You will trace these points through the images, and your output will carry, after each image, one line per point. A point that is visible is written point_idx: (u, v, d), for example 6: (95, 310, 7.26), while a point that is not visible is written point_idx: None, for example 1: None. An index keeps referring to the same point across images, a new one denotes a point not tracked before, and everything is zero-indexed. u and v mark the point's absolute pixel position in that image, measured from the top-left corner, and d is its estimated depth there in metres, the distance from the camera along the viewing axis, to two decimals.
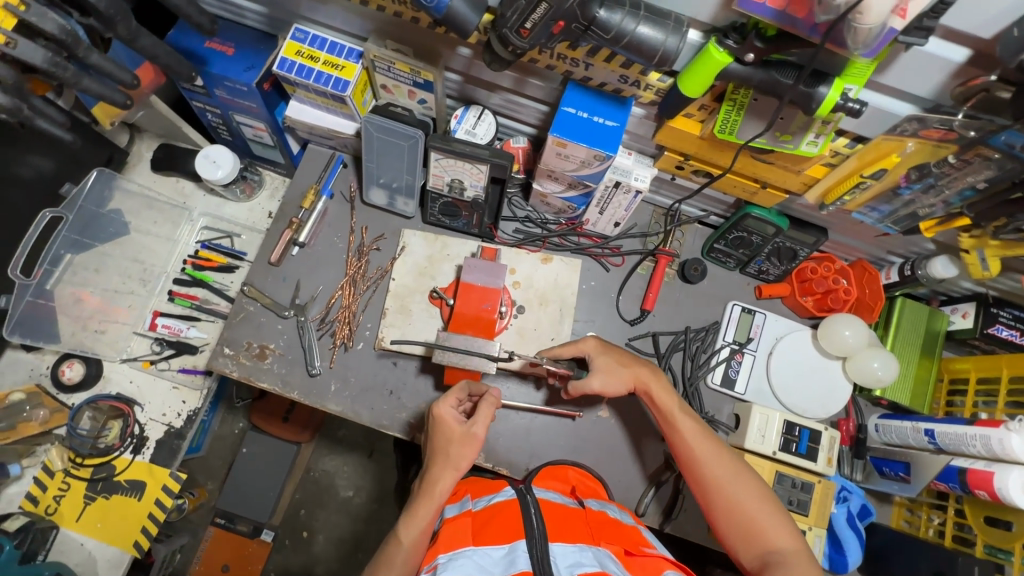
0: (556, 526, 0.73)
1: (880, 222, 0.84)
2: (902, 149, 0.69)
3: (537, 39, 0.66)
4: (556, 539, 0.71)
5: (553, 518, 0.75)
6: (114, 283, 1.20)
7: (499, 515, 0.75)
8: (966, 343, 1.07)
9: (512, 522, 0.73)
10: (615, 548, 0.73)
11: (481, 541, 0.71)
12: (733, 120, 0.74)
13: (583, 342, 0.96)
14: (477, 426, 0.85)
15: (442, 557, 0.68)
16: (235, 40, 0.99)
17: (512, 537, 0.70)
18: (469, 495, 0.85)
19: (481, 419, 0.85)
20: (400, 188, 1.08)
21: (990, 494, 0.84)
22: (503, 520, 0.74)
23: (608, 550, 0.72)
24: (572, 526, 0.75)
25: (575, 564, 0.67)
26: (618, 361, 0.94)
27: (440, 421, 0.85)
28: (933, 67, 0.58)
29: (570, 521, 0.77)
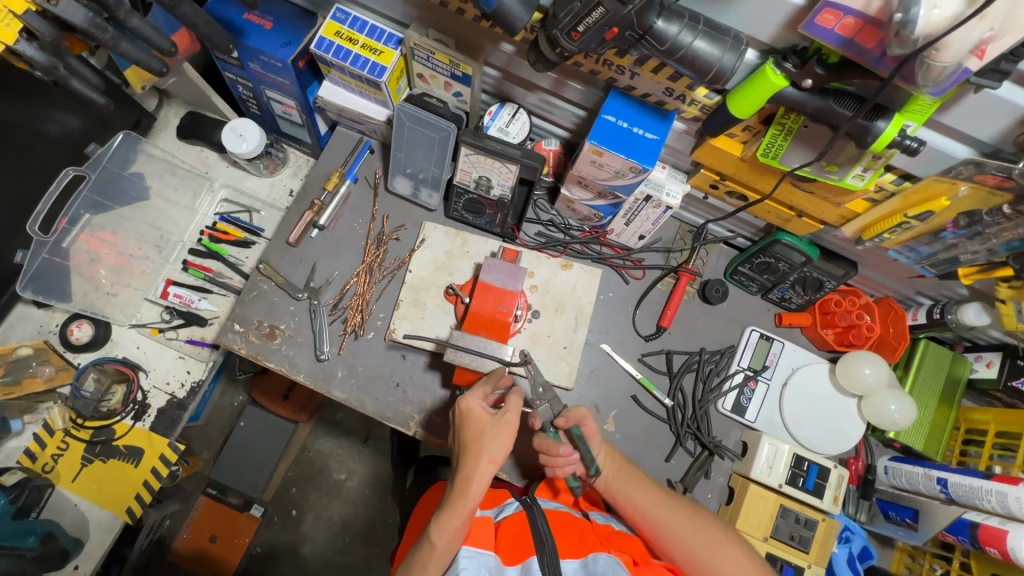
0: (566, 543, 0.78)
1: (917, 263, 0.82)
2: (954, 192, 0.67)
3: (588, 44, 0.64)
4: (567, 557, 0.76)
5: (562, 533, 0.80)
6: (130, 246, 1.19)
7: (510, 528, 0.79)
8: (987, 393, 1.04)
9: (522, 538, 0.78)
10: (626, 557, 0.78)
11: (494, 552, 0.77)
12: (778, 145, 0.71)
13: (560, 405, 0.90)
14: (508, 415, 0.83)
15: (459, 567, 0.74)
16: (275, 14, 0.98)
17: (524, 553, 0.76)
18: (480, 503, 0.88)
19: (514, 404, 0.84)
20: (426, 180, 1.06)
21: (1001, 553, 0.81)
22: (514, 533, 0.79)
23: (619, 559, 0.76)
24: (582, 538, 0.79)
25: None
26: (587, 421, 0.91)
27: (471, 414, 0.82)
28: (1000, 112, 0.56)
29: (578, 532, 0.81)
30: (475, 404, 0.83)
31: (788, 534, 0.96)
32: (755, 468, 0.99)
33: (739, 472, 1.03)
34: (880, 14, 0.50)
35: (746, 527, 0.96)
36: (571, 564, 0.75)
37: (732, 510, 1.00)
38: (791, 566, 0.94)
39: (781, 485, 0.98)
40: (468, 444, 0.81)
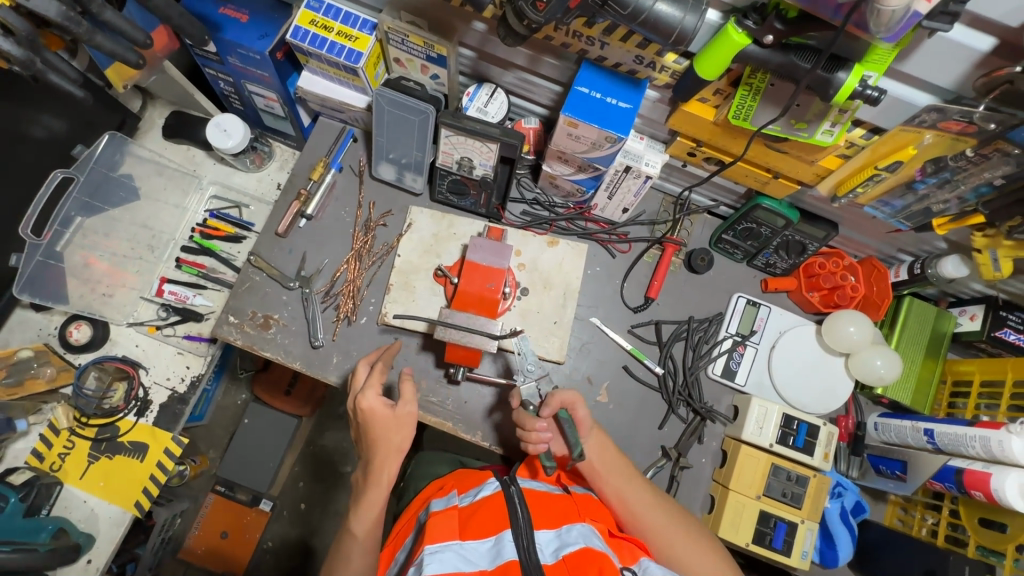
0: (541, 515, 0.79)
1: (892, 217, 0.83)
2: (920, 141, 0.68)
3: (553, 14, 0.66)
4: (541, 527, 0.76)
5: (538, 506, 0.80)
6: (123, 247, 1.21)
7: (484, 507, 0.80)
8: (972, 346, 1.06)
9: (497, 515, 0.78)
10: (599, 526, 0.79)
11: (467, 534, 0.76)
12: (747, 106, 0.73)
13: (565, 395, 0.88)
14: (405, 406, 0.88)
15: (429, 548, 0.72)
16: (250, 7, 0.99)
17: (498, 527, 0.76)
18: (455, 490, 0.90)
19: (405, 394, 0.89)
20: (409, 164, 1.07)
21: (986, 495, 0.84)
22: (488, 511, 0.79)
23: (592, 526, 0.78)
24: (557, 510, 0.80)
25: (559, 548, 0.72)
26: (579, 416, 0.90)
27: (365, 411, 0.87)
28: (956, 56, 0.57)
29: (556, 505, 0.81)
30: (371, 400, 0.87)
31: (781, 492, 0.98)
32: (746, 430, 1.01)
33: (731, 436, 1.05)
34: None
35: (739, 487, 0.98)
36: (546, 534, 0.75)
37: (726, 472, 1.01)
38: (784, 523, 0.96)
39: (772, 445, 0.99)
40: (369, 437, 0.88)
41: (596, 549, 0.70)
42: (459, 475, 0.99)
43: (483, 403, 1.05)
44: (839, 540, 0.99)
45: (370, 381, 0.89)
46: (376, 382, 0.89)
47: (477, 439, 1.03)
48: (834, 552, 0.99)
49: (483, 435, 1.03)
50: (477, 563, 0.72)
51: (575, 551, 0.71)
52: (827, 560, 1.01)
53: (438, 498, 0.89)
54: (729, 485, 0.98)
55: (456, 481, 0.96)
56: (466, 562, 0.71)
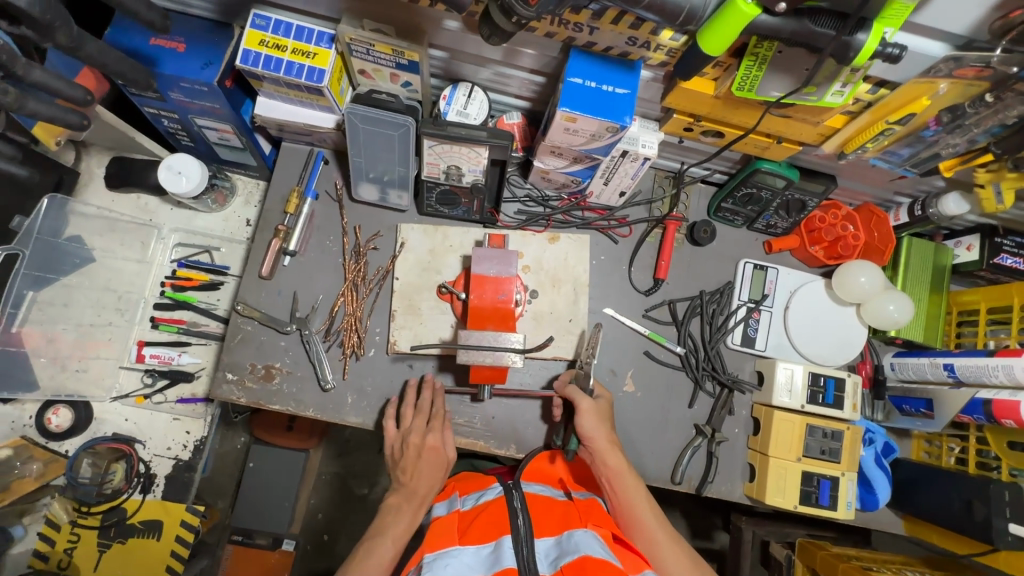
0: (542, 523, 0.77)
1: (900, 165, 0.83)
2: (935, 90, 0.66)
3: (545, 6, 0.60)
4: (542, 535, 0.75)
5: (540, 514, 0.80)
6: (89, 316, 1.09)
7: (488, 511, 0.79)
8: (972, 274, 1.08)
9: (498, 520, 0.76)
10: (603, 530, 0.75)
11: (467, 540, 0.73)
12: (753, 76, 0.69)
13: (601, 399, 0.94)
14: (448, 449, 0.93)
15: (429, 556, 0.69)
16: (186, 33, 0.88)
17: (497, 533, 0.73)
18: (456, 493, 0.91)
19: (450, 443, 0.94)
20: (392, 181, 0.99)
21: (1016, 421, 0.86)
22: (489, 517, 0.77)
23: (595, 531, 0.73)
24: (560, 519, 0.78)
25: (559, 556, 0.69)
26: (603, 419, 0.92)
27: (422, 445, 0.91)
28: (976, 1, 0.54)
29: (556, 514, 0.80)
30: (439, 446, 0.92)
31: (820, 449, 0.99)
32: (776, 395, 1.01)
33: (761, 403, 1.05)
34: None
35: (778, 453, 0.99)
36: (545, 543, 0.73)
37: (762, 439, 1.02)
38: (827, 479, 0.98)
39: (804, 406, 1.00)
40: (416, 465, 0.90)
41: (594, 558, 0.65)
42: (455, 480, 0.98)
43: (511, 414, 1.02)
44: (876, 483, 1.02)
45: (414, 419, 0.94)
46: (439, 425, 0.94)
47: (512, 452, 1.01)
48: (874, 496, 1.02)
49: (517, 447, 1.01)
50: (476, 567, 0.68)
51: (572, 560, 0.66)
52: (867, 505, 1.03)
53: (439, 502, 0.88)
54: (769, 452, 0.99)
55: (461, 484, 0.96)
56: (462, 563, 0.68)
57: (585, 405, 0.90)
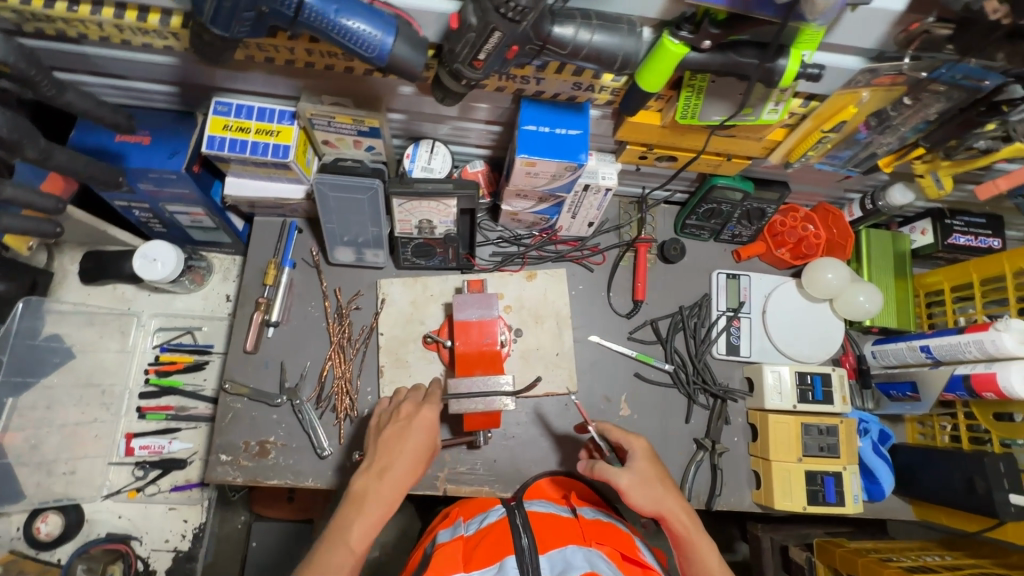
0: (544, 538, 0.75)
1: (843, 166, 0.87)
2: (858, 99, 0.72)
3: (492, 67, 0.63)
4: (546, 549, 0.72)
5: (543, 528, 0.78)
6: (73, 415, 1.06)
7: (492, 534, 0.77)
8: (931, 257, 1.14)
9: (501, 540, 0.75)
10: (609, 549, 0.73)
11: (472, 565, 0.72)
12: (694, 104, 0.74)
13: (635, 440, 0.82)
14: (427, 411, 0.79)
15: None
16: (150, 126, 0.90)
17: (500, 555, 0.72)
18: (461, 518, 0.89)
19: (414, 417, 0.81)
20: (367, 241, 1.02)
21: (997, 394, 0.88)
22: (492, 539, 0.76)
23: (601, 551, 0.71)
24: (563, 532, 0.76)
25: (563, 570, 0.67)
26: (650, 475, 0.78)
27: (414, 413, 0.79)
28: (879, 20, 0.60)
29: (560, 527, 0.78)
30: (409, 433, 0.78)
31: (818, 447, 1.00)
32: (768, 399, 1.03)
33: (754, 409, 1.07)
34: None
35: (780, 456, 1.00)
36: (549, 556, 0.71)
37: (761, 444, 1.04)
38: (830, 475, 0.99)
39: (796, 405, 1.02)
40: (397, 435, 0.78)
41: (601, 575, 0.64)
42: (467, 503, 0.96)
43: (511, 456, 1.02)
44: (879, 472, 1.04)
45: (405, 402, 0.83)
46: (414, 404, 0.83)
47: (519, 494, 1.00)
48: (878, 486, 1.04)
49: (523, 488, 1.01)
50: None
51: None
52: (874, 496, 1.05)
53: (443, 529, 0.88)
54: (770, 456, 1.00)
55: (462, 510, 0.93)
56: None
57: (625, 483, 0.77)
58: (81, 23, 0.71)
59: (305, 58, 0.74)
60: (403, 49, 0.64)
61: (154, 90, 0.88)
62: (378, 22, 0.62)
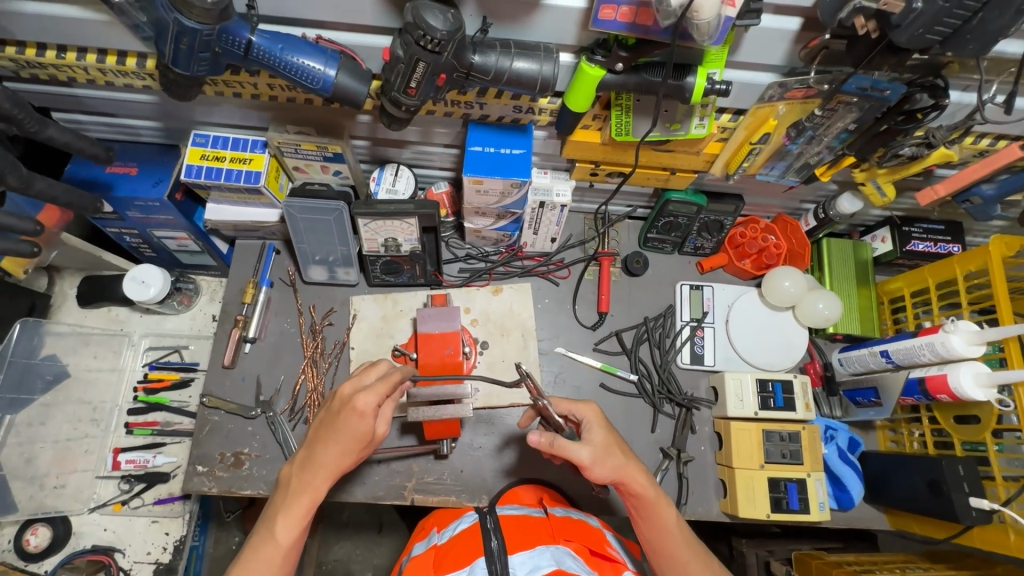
0: (514, 538, 0.74)
1: (783, 176, 0.93)
2: (776, 112, 0.77)
3: (426, 94, 0.69)
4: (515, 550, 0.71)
5: (514, 528, 0.77)
6: (65, 431, 1.12)
7: (462, 540, 0.76)
8: (893, 264, 1.15)
9: (472, 543, 0.74)
10: (577, 545, 0.73)
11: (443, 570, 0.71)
12: (625, 122, 0.79)
13: (582, 406, 0.78)
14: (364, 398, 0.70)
15: None
16: (137, 158, 0.98)
17: (471, 557, 0.71)
18: (435, 528, 0.89)
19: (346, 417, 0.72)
20: (337, 260, 1.08)
21: (951, 395, 0.89)
22: (463, 545, 0.75)
23: (569, 548, 0.72)
24: (533, 531, 0.75)
25: (533, 569, 0.66)
26: (613, 442, 0.75)
27: (350, 409, 0.69)
28: (777, 38, 0.65)
29: (531, 527, 0.77)
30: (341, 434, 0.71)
31: (781, 454, 1.01)
32: (730, 407, 1.04)
33: (719, 417, 1.08)
34: None
35: (742, 463, 1.00)
36: (520, 555, 0.69)
37: (726, 452, 1.04)
38: (793, 482, 0.99)
39: (757, 412, 1.03)
40: (331, 429, 0.71)
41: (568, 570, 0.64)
42: (441, 512, 0.96)
43: (477, 467, 1.04)
44: (847, 480, 1.03)
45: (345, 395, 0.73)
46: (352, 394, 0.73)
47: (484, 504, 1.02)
48: (847, 493, 1.03)
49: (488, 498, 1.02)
50: None
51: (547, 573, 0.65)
52: (844, 504, 1.04)
53: (420, 540, 0.87)
54: (733, 464, 1.01)
55: (438, 519, 0.93)
56: None
57: (585, 457, 0.71)
58: (71, 68, 0.80)
59: (268, 91, 0.82)
60: (345, 80, 0.70)
61: (141, 126, 0.97)
62: (321, 57, 0.68)
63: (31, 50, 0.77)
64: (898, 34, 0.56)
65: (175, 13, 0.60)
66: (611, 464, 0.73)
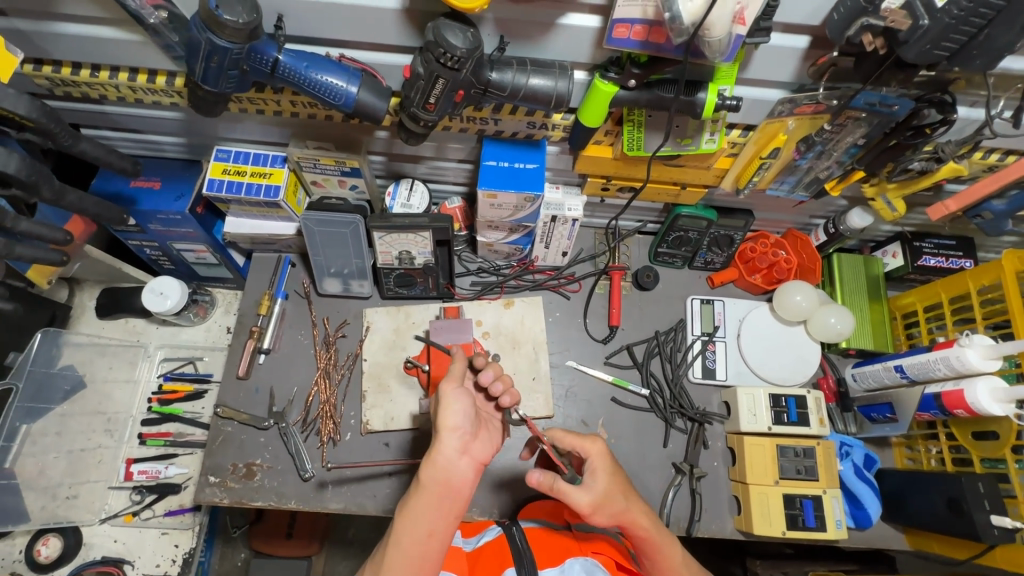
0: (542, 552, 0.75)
1: (793, 191, 0.94)
2: (785, 127, 0.78)
3: (444, 109, 0.71)
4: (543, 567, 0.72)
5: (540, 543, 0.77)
6: (79, 442, 1.13)
7: (487, 551, 0.77)
8: (904, 279, 1.15)
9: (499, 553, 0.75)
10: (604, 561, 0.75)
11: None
12: (637, 137, 0.81)
13: (588, 445, 0.74)
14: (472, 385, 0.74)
15: None
16: (160, 172, 1.01)
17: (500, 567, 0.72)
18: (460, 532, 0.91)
19: (455, 408, 0.63)
20: (352, 273, 1.09)
21: (968, 410, 0.88)
22: (491, 553, 0.76)
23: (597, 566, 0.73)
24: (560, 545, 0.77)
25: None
26: (618, 486, 0.73)
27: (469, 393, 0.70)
28: (786, 56, 0.67)
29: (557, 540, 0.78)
30: (456, 430, 0.63)
31: (795, 469, 0.99)
32: (743, 421, 1.03)
33: (732, 432, 1.07)
34: (658, 16, 0.60)
35: (757, 479, 0.99)
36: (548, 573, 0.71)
37: (739, 468, 1.03)
38: (809, 499, 0.98)
39: (771, 427, 1.02)
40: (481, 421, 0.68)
41: None
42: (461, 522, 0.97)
43: None
44: (864, 498, 1.01)
45: (447, 389, 0.65)
46: (453, 388, 0.66)
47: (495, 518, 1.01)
48: (864, 512, 1.01)
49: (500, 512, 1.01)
50: None
51: None
52: (862, 523, 1.02)
53: None
54: (747, 480, 1.00)
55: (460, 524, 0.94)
56: None
57: (587, 506, 0.70)
58: (102, 86, 0.83)
59: (290, 108, 0.85)
60: (367, 96, 0.72)
61: (166, 142, 1.00)
62: (343, 74, 0.71)
63: (66, 69, 0.80)
64: (906, 50, 0.57)
65: (207, 33, 0.63)
66: (615, 513, 0.71)
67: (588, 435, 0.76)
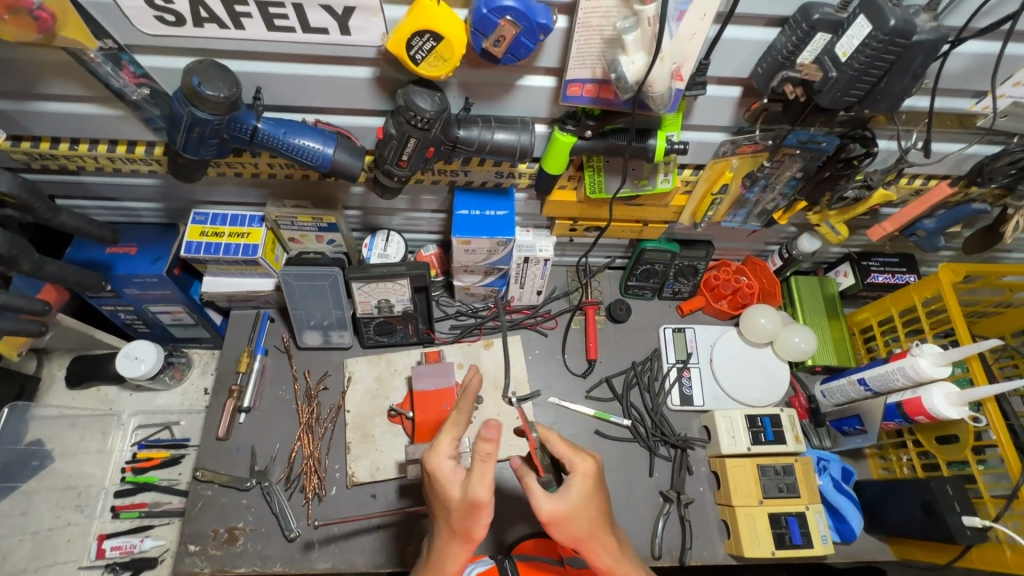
0: None
1: (746, 222, 1.01)
2: (731, 165, 0.86)
3: (416, 165, 0.75)
4: None
5: None
6: (47, 520, 1.08)
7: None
8: (857, 296, 1.23)
9: None
10: None
11: None
12: (598, 181, 0.87)
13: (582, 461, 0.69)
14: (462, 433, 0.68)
15: None
16: (137, 238, 1.02)
17: None
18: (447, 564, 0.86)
19: (444, 454, 0.66)
20: (332, 324, 1.11)
21: (929, 416, 0.93)
22: None
23: None
24: None
25: None
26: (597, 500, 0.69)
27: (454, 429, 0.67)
28: (722, 104, 0.75)
29: None
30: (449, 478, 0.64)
31: (777, 488, 1.02)
32: (723, 444, 1.06)
33: (714, 457, 1.09)
34: (606, 77, 0.67)
35: (742, 501, 1.01)
36: None
37: (724, 492, 1.05)
38: (793, 516, 1.00)
39: (750, 447, 1.05)
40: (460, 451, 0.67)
41: None
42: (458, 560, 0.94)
43: (483, 528, 1.00)
44: (846, 510, 1.04)
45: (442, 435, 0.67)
46: (450, 439, 0.66)
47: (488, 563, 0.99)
48: (848, 524, 1.04)
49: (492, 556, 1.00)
50: None
51: None
52: (846, 536, 1.05)
53: None
54: (733, 502, 1.02)
55: None
56: None
57: (546, 511, 0.65)
58: (81, 158, 0.86)
59: (267, 170, 0.89)
60: (342, 156, 0.77)
61: (143, 208, 1.02)
62: (319, 138, 0.75)
63: (45, 144, 0.83)
64: (821, 96, 0.66)
65: (189, 107, 0.67)
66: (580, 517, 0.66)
67: (583, 451, 0.71)
